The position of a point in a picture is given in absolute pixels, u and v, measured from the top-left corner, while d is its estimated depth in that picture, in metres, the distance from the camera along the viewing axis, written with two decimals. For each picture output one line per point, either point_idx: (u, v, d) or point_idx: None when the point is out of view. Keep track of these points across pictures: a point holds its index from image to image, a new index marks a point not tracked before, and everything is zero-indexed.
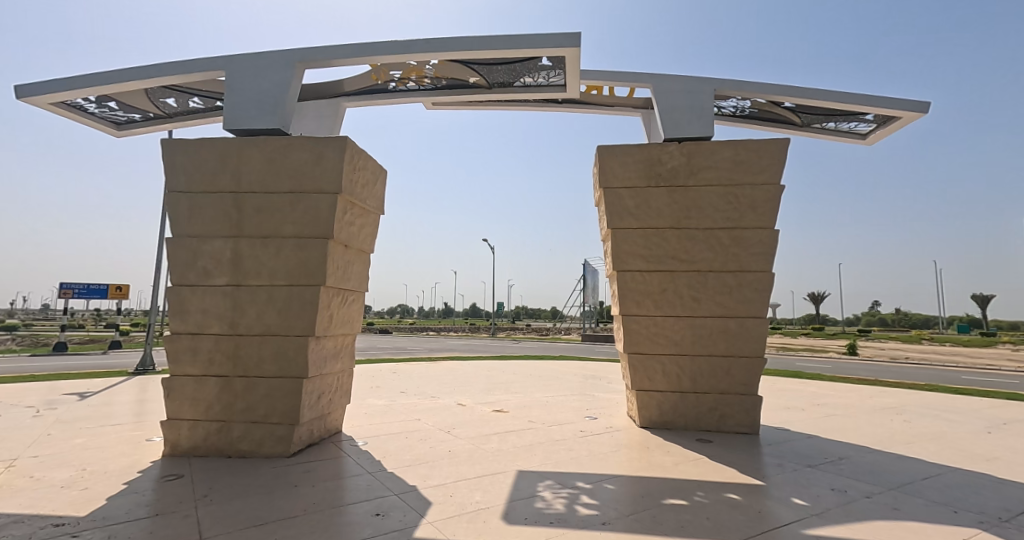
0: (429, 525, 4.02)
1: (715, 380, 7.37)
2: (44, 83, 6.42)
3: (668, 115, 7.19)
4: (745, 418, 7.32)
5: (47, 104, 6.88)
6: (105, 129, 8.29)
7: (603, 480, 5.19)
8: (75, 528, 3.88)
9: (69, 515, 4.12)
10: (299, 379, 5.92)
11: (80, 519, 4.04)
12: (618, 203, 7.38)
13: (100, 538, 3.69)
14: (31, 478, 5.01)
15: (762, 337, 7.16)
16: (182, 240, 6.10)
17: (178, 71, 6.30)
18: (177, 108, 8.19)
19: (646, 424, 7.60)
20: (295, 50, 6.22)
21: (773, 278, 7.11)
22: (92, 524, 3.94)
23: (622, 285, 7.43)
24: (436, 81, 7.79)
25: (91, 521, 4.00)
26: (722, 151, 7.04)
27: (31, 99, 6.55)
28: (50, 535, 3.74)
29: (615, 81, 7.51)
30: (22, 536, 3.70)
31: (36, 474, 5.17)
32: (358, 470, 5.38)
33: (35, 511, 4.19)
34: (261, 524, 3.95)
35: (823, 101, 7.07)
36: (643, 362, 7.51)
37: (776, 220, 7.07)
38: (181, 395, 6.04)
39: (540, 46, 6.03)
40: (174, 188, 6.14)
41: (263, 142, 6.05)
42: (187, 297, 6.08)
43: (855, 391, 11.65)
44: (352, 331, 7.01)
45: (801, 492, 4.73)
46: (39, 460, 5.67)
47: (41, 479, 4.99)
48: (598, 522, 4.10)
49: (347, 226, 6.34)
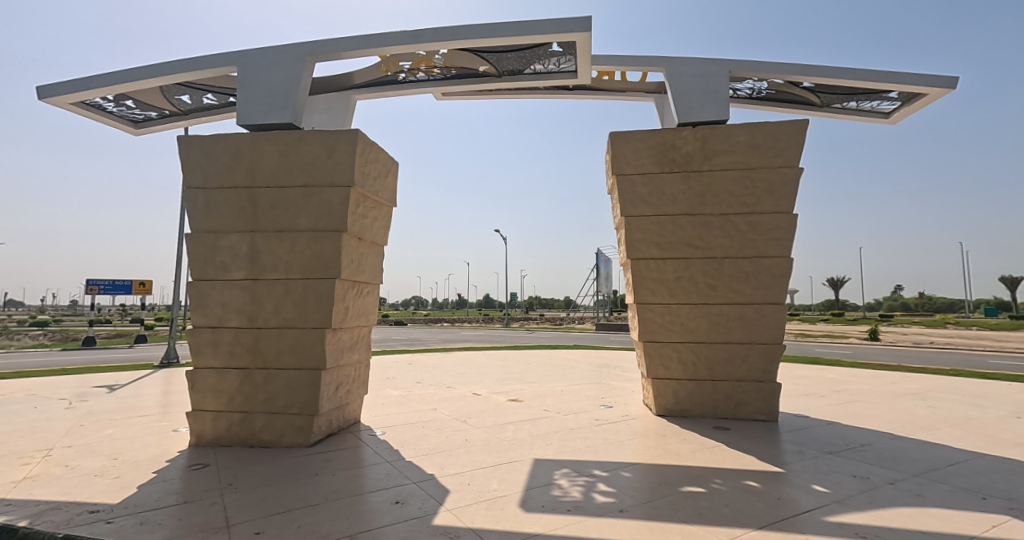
0: (448, 513, 4.07)
1: (732, 367, 7.28)
2: (62, 84, 6.51)
3: (681, 99, 7.06)
4: (764, 405, 7.23)
5: (67, 104, 6.99)
6: (123, 127, 8.43)
7: (619, 467, 5.19)
8: (109, 514, 4.01)
9: (103, 503, 4.24)
10: (316, 371, 6.00)
11: (113, 506, 4.17)
12: (630, 190, 7.30)
13: (133, 524, 3.80)
14: (67, 467, 5.20)
15: (779, 324, 7.07)
16: (200, 235, 6.19)
17: (191, 68, 6.34)
18: (192, 105, 8.29)
19: (662, 412, 7.54)
20: (305, 43, 6.22)
21: (791, 263, 6.99)
22: (124, 511, 4.07)
23: (636, 273, 7.37)
24: (447, 72, 7.75)
25: (123, 508, 4.12)
26: (737, 135, 6.92)
27: (52, 100, 6.66)
28: (85, 521, 3.86)
29: (627, 66, 7.39)
30: (60, 522, 3.83)
31: (72, 462, 5.36)
32: (377, 459, 5.44)
33: (71, 499, 4.33)
34: (285, 511, 4.03)
35: (844, 80, 6.87)
36: (658, 350, 7.46)
37: (793, 204, 6.94)
38: (204, 387, 6.16)
39: (549, 32, 5.95)
40: (191, 184, 6.22)
41: (276, 136, 6.08)
42: (207, 291, 6.17)
43: (878, 377, 11.47)
44: (368, 322, 7.08)
45: (821, 478, 4.68)
46: (74, 449, 5.87)
47: (77, 468, 5.17)
48: (614, 510, 4.11)
49: (361, 218, 6.38)
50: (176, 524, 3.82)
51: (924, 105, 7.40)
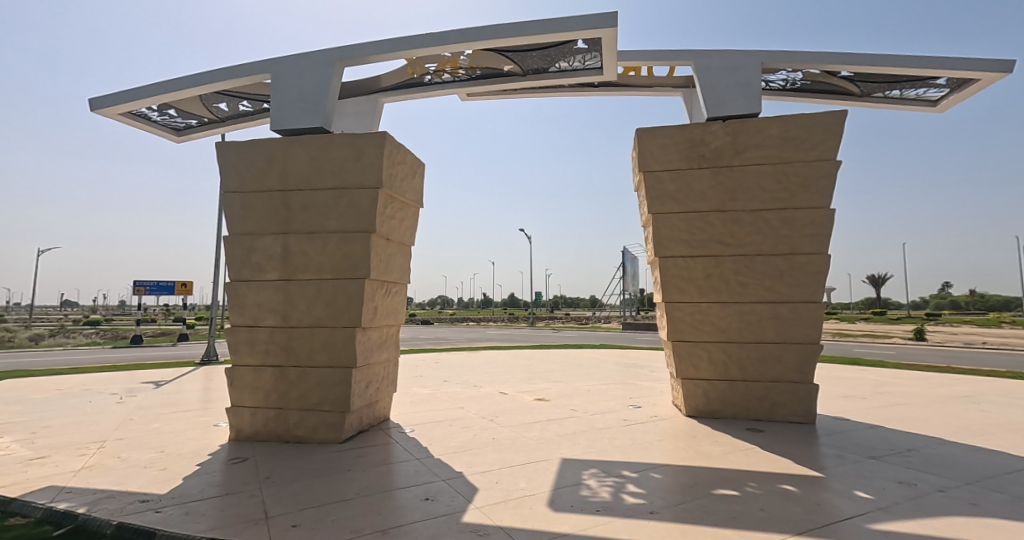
0: (477, 510, 4.07)
1: (766, 368, 7.08)
2: (111, 95, 6.80)
3: (710, 93, 6.90)
4: (800, 407, 6.99)
5: (117, 115, 7.30)
6: (166, 135, 8.74)
7: (649, 468, 5.11)
8: (158, 503, 4.16)
9: (151, 493, 4.41)
10: (347, 369, 6.09)
11: (161, 496, 4.33)
12: (658, 187, 7.18)
13: (179, 514, 3.93)
14: (118, 458, 5.43)
15: (815, 323, 6.84)
16: (236, 238, 6.37)
17: (227, 76, 6.52)
18: (230, 112, 8.53)
19: (692, 413, 7.38)
20: (334, 49, 6.32)
21: (828, 260, 6.74)
22: (172, 500, 4.22)
23: (664, 271, 7.23)
24: (472, 72, 7.77)
25: (170, 498, 4.27)
26: (770, 129, 6.72)
27: (103, 111, 6.96)
28: (136, 510, 4.02)
29: (654, 61, 7.26)
30: (114, 510, 4.00)
31: (122, 454, 5.60)
32: (406, 456, 5.50)
33: (123, 488, 4.52)
34: (319, 505, 4.11)
35: (885, 68, 6.58)
36: (687, 350, 7.31)
37: (830, 199, 6.70)
38: (241, 384, 6.34)
39: (574, 29, 5.89)
40: (228, 189, 6.40)
41: (307, 140, 6.21)
42: (243, 292, 6.35)
43: (923, 379, 10.95)
44: (396, 322, 7.16)
45: (864, 484, 4.50)
46: (124, 441, 6.13)
47: (127, 459, 5.40)
48: (644, 511, 4.04)
49: (388, 219, 6.45)
50: (219, 514, 3.94)
51: (975, 91, 7.05)
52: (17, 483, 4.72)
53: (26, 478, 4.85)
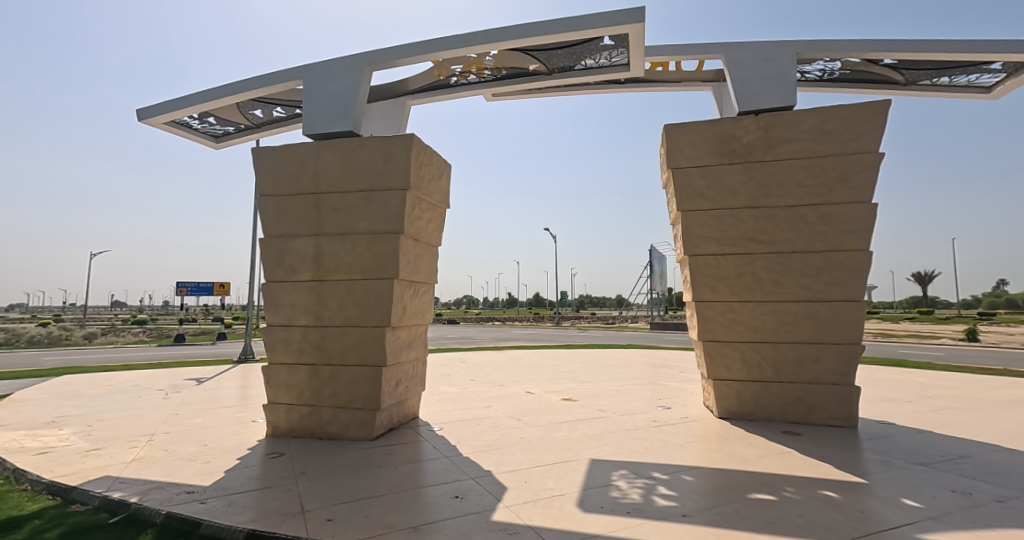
0: (506, 509, 4.06)
1: (803, 369, 6.84)
2: (156, 105, 7.06)
3: (742, 87, 6.71)
4: (840, 410, 6.72)
5: (162, 124, 7.58)
6: (206, 142, 9.02)
7: (680, 471, 4.99)
8: (203, 495, 4.30)
9: (197, 485, 4.55)
10: (377, 368, 6.16)
11: (206, 488, 4.46)
12: (688, 184, 7.03)
13: (222, 505, 4.05)
14: (165, 450, 5.64)
15: (856, 322, 6.57)
16: (271, 240, 6.53)
17: (262, 84, 6.68)
18: (264, 119, 8.74)
19: (725, 414, 7.20)
20: (363, 53, 6.40)
21: (869, 257, 6.47)
22: (215, 492, 4.35)
23: (694, 270, 7.07)
24: (497, 72, 7.76)
25: (214, 490, 4.40)
26: (805, 121, 6.49)
27: (150, 121, 7.24)
28: (183, 501, 4.16)
29: (683, 55, 7.11)
30: (163, 500, 4.15)
31: (169, 447, 5.82)
32: (435, 454, 5.53)
33: (171, 479, 4.69)
34: (353, 500, 4.16)
35: (930, 55, 6.27)
36: (718, 350, 7.13)
37: (871, 193, 6.43)
38: (276, 381, 6.49)
39: (601, 25, 5.81)
40: (263, 192, 6.57)
41: (337, 144, 6.31)
42: (278, 292, 6.50)
43: (973, 382, 10.40)
44: (424, 321, 7.21)
45: (912, 492, 4.29)
46: (171, 435, 6.37)
47: (173, 452, 5.60)
48: (677, 514, 3.94)
49: (416, 220, 6.49)
50: (258, 507, 4.03)
51: None
52: (75, 472, 4.95)
53: (83, 467, 5.08)
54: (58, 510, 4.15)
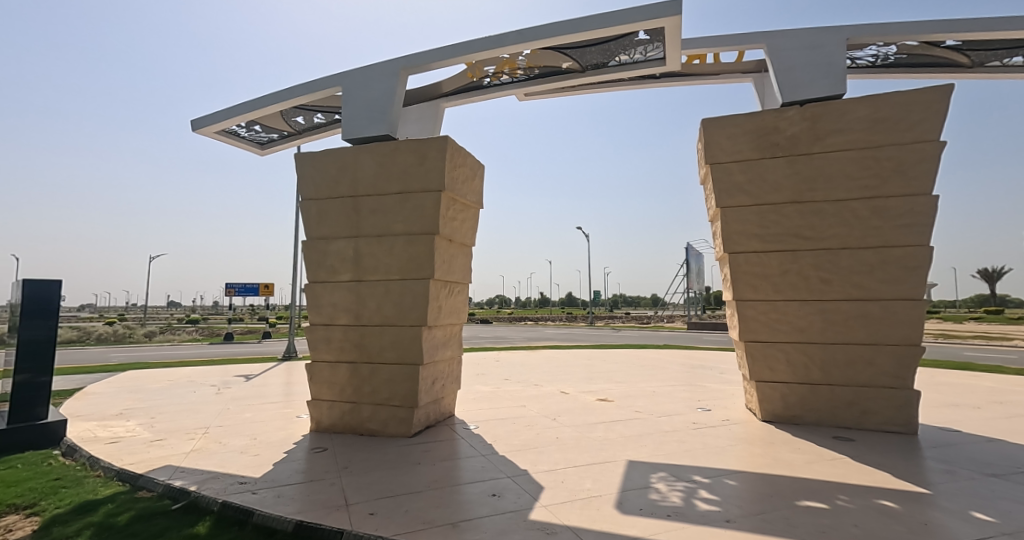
0: (543, 508, 4.01)
1: (855, 371, 6.48)
2: (208, 116, 7.36)
3: (785, 77, 6.43)
4: (897, 415, 6.33)
5: (213, 133, 7.89)
6: (252, 149, 9.33)
7: (723, 475, 4.82)
8: (254, 486, 4.44)
9: (249, 476, 4.71)
10: (414, 366, 6.22)
11: (257, 479, 4.61)
12: (727, 179, 6.80)
13: (271, 496, 4.17)
14: (219, 443, 5.87)
15: (914, 322, 6.18)
16: (313, 242, 6.69)
17: (304, 91, 6.85)
18: (306, 125, 8.96)
19: (769, 417, 6.92)
20: (399, 58, 6.46)
21: (929, 252, 6.08)
22: (265, 484, 4.48)
23: (734, 268, 6.83)
24: (530, 72, 7.70)
25: (263, 481, 4.54)
26: (856, 110, 6.17)
27: (204, 130, 7.55)
28: (236, 491, 4.30)
29: (721, 46, 6.86)
30: (220, 489, 4.32)
31: (223, 439, 6.05)
32: (471, 452, 5.53)
33: (225, 470, 4.86)
34: (393, 495, 4.20)
35: (996, 34, 5.85)
36: (761, 351, 6.86)
37: (930, 184, 6.04)
38: (319, 379, 6.64)
39: (636, 19, 5.67)
40: (306, 196, 6.74)
41: (374, 148, 6.40)
42: (320, 292, 6.66)
43: None
44: (459, 320, 7.23)
45: (982, 505, 3.99)
46: (224, 428, 6.63)
47: (226, 444, 5.82)
48: (720, 519, 3.79)
49: (450, 221, 6.52)
50: (305, 499, 4.12)
51: None
52: (143, 461, 5.21)
53: (148, 456, 5.35)
54: (129, 495, 4.37)
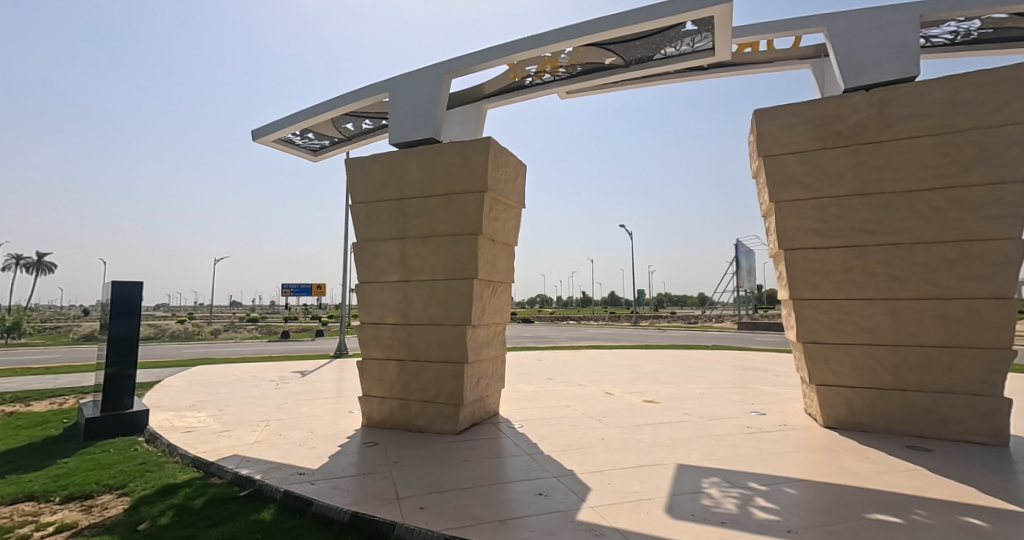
0: (591, 510, 3.89)
1: (931, 376, 5.97)
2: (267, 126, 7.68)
3: (848, 62, 6.00)
4: (981, 424, 5.78)
5: (272, 142, 8.23)
6: (305, 156, 9.62)
7: (782, 482, 4.53)
8: (312, 476, 4.56)
9: (307, 467, 4.84)
10: (459, 365, 6.22)
11: (314, 470, 4.73)
12: (783, 171, 6.43)
13: (328, 487, 4.26)
14: (280, 435, 6.09)
15: (1001, 322, 5.63)
16: (363, 244, 6.82)
17: (353, 99, 7.00)
18: (354, 130, 9.15)
19: (833, 424, 6.49)
20: (443, 62, 6.48)
21: (1019, 245, 5.52)
22: (322, 475, 4.60)
23: (792, 265, 6.45)
24: (572, 69, 7.55)
25: (320, 473, 4.65)
26: (931, 92, 5.69)
27: (264, 139, 7.86)
28: (297, 480, 4.43)
29: (775, 33, 6.48)
30: (282, 478, 4.46)
31: (284, 432, 6.28)
32: (517, 451, 5.48)
33: (287, 461, 5.02)
34: (442, 491, 4.20)
35: None
36: (823, 353, 6.44)
37: (1020, 171, 5.48)
38: (371, 376, 6.78)
39: (683, 7, 5.43)
40: (355, 200, 6.89)
41: (419, 151, 6.46)
42: (369, 292, 6.79)
43: None
44: (503, 319, 7.20)
45: None
46: (282, 421, 6.88)
47: (286, 436, 6.03)
48: (781, 529, 3.55)
49: (493, 221, 6.49)
50: (359, 491, 4.19)
51: None
52: (214, 449, 5.48)
53: (220, 445, 5.62)
54: (203, 481, 4.60)
